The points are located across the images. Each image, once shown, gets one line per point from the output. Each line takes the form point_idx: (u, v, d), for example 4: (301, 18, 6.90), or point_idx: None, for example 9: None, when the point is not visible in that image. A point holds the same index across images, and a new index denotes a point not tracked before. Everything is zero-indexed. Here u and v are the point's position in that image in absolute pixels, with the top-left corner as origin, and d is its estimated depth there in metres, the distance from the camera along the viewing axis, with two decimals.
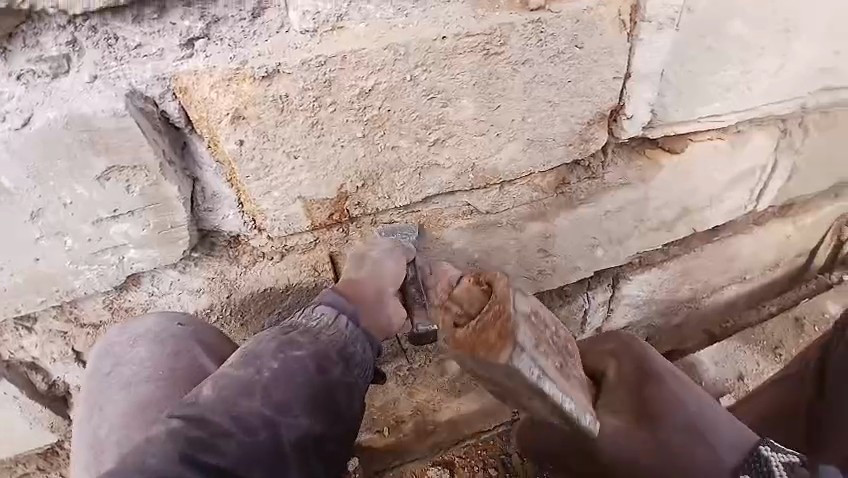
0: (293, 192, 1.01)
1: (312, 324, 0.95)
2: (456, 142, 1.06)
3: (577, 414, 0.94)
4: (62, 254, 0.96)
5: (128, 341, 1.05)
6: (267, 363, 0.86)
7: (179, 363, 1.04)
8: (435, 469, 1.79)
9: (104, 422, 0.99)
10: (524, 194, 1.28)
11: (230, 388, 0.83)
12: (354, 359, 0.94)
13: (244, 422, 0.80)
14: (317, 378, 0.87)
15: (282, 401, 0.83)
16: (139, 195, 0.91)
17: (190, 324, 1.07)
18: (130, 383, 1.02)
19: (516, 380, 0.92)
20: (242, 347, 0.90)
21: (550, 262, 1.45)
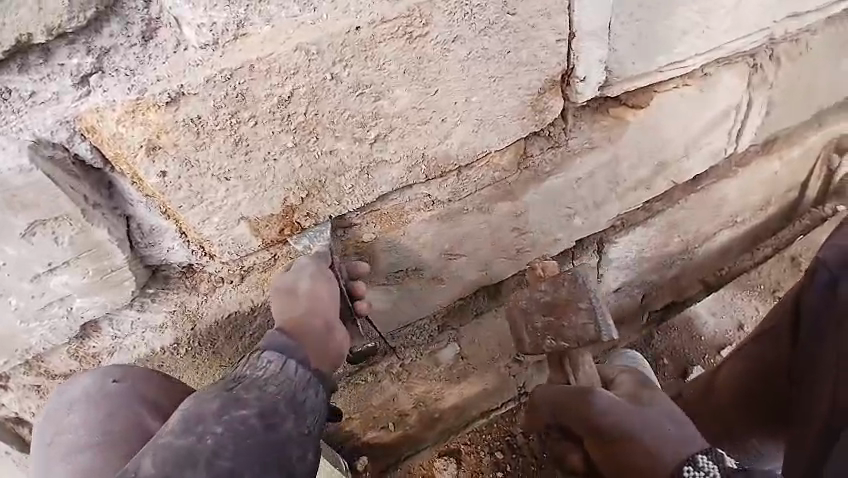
0: (235, 213, 0.96)
1: (259, 374, 0.93)
2: (399, 134, 1.00)
3: (602, 321, 1.19)
4: (9, 315, 0.92)
5: (64, 407, 1.06)
6: (210, 428, 0.84)
7: (114, 422, 1.04)
8: (441, 460, 1.84)
9: None
10: (485, 176, 1.23)
11: (171, 460, 0.80)
12: (307, 406, 0.95)
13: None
14: (265, 436, 0.87)
15: (230, 469, 0.81)
16: (69, 244, 0.87)
17: (126, 377, 1.07)
18: (67, 453, 1.02)
19: (577, 294, 1.20)
20: (181, 411, 0.88)
21: (525, 239, 1.40)
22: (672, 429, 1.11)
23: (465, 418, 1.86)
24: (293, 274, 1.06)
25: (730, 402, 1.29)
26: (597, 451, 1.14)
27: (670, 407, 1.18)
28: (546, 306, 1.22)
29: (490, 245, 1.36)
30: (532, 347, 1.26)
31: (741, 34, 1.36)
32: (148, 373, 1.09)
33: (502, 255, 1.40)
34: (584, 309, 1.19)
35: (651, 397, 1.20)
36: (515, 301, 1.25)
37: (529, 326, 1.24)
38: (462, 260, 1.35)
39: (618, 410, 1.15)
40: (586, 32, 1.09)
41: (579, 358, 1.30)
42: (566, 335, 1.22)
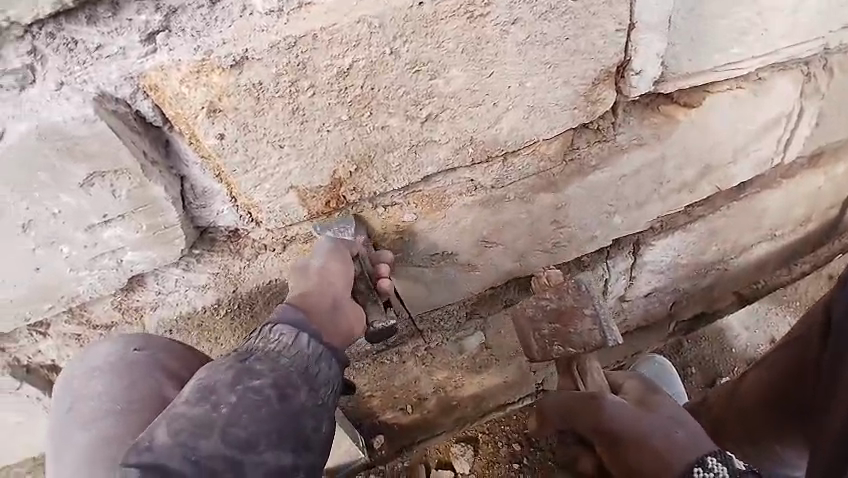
0: (284, 182, 0.98)
1: (271, 348, 0.92)
2: (450, 115, 1.00)
3: (607, 328, 1.22)
4: (62, 262, 0.96)
5: (86, 374, 1.09)
6: (224, 397, 0.84)
7: (136, 391, 1.06)
8: (458, 446, 1.87)
9: (68, 464, 1.00)
10: (529, 165, 1.21)
11: (185, 429, 0.80)
12: (320, 379, 0.92)
13: (206, 466, 0.78)
14: (280, 407, 0.86)
15: (245, 438, 0.81)
16: (126, 197, 0.89)
17: (146, 347, 1.11)
18: (89, 420, 1.03)
19: (579, 302, 1.23)
20: (195, 381, 0.88)
21: (563, 233, 1.39)
22: (679, 432, 1.13)
23: (483, 407, 1.85)
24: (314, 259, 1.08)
25: (751, 408, 1.29)
26: (610, 454, 1.16)
27: (678, 412, 1.19)
28: (552, 314, 1.25)
29: (528, 236, 1.36)
30: (539, 353, 1.29)
31: (798, 40, 1.32)
32: (170, 346, 1.13)
33: (538, 247, 1.39)
34: (587, 319, 1.22)
35: (657, 401, 1.23)
36: (523, 309, 1.28)
37: (536, 333, 1.27)
38: (497, 248, 1.34)
39: (628, 414, 1.16)
40: (645, 25, 1.07)
41: (586, 363, 1.31)
42: (573, 340, 1.24)
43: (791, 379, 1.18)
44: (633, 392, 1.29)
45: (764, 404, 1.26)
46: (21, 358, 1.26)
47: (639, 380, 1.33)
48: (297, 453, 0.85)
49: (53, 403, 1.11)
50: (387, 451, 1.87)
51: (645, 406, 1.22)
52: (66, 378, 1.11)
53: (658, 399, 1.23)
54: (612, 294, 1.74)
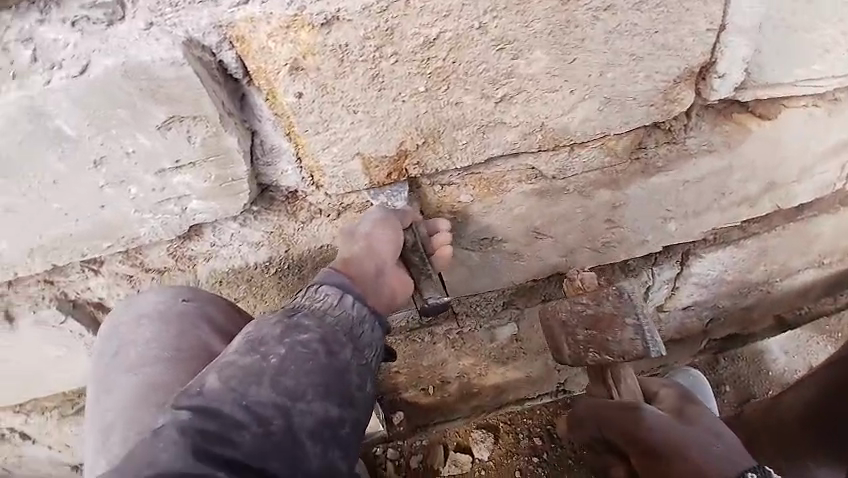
0: (352, 148, 0.99)
1: (316, 306, 0.93)
2: (525, 98, 0.98)
3: (654, 341, 1.19)
4: (128, 202, 0.97)
5: (133, 319, 1.11)
6: (273, 348, 0.85)
7: (185, 341, 1.09)
8: (478, 432, 1.86)
9: (112, 406, 1.04)
10: (595, 158, 1.18)
11: (235, 375, 0.82)
12: (364, 340, 0.93)
13: (254, 412, 0.79)
14: (327, 361, 0.86)
15: (293, 388, 0.82)
16: (200, 145, 0.91)
17: (195, 298, 1.12)
18: (136, 364, 1.07)
19: (618, 309, 1.22)
20: (243, 333, 0.89)
21: (615, 233, 1.36)
22: (718, 445, 1.12)
23: (501, 400, 1.82)
24: (361, 224, 1.08)
25: (788, 422, 1.40)
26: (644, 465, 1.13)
27: (716, 425, 1.19)
28: (588, 320, 1.23)
29: (578, 232, 1.33)
30: (571, 357, 1.26)
31: None
32: (218, 301, 1.14)
33: (587, 245, 1.37)
34: (626, 329, 1.21)
35: (694, 413, 1.22)
36: (556, 312, 1.26)
37: (569, 338, 1.25)
38: (546, 241, 1.33)
39: (664, 425, 1.14)
40: (735, 27, 1.02)
41: (621, 371, 1.27)
42: (611, 348, 1.22)
43: (827, 396, 1.33)
44: (667, 402, 1.29)
45: (800, 421, 1.37)
46: (70, 293, 1.24)
47: (675, 389, 1.32)
48: (343, 407, 0.86)
49: (98, 345, 1.14)
50: (405, 427, 1.86)
51: (682, 416, 1.22)
52: (113, 322, 1.13)
53: (695, 411, 1.23)
54: (651, 303, 1.70)
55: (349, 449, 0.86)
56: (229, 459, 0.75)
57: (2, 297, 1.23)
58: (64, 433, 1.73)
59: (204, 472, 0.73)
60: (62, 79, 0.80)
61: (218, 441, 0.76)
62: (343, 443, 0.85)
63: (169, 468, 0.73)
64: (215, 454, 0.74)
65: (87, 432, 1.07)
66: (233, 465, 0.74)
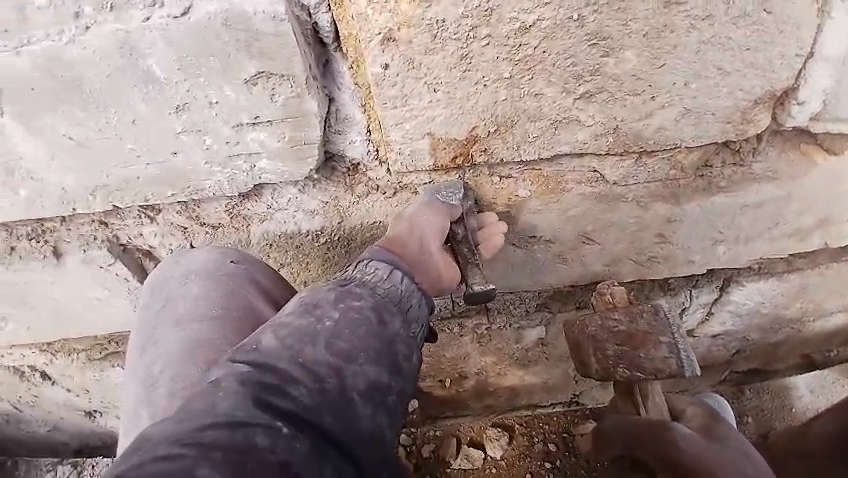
0: (424, 126, 1.00)
1: (367, 278, 0.93)
2: (605, 98, 0.99)
3: (690, 362, 1.08)
4: (200, 152, 1.00)
5: (183, 274, 1.11)
6: (327, 312, 0.86)
7: (232, 301, 1.08)
8: (493, 430, 1.70)
9: (158, 358, 1.04)
10: (660, 169, 1.17)
11: (292, 335, 0.83)
12: (409, 316, 0.92)
13: (310, 369, 0.80)
14: (378, 329, 0.86)
15: (347, 351, 0.83)
16: (282, 105, 0.94)
17: (243, 263, 1.13)
18: (184, 320, 1.06)
19: (654, 327, 1.12)
20: (297, 298, 0.90)
21: (662, 248, 1.31)
22: (749, 468, 1.08)
23: (515, 402, 1.80)
24: (412, 205, 1.09)
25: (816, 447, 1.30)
26: None
27: (749, 446, 1.13)
28: (621, 335, 1.15)
29: (626, 244, 1.29)
30: (599, 373, 1.18)
31: None
32: (264, 267, 1.15)
33: (633, 258, 1.32)
34: (660, 349, 1.10)
35: (727, 434, 1.15)
36: (584, 324, 1.19)
37: (598, 352, 1.16)
38: (595, 248, 1.29)
39: (690, 444, 1.11)
40: (822, 56, 0.98)
41: (649, 386, 1.22)
42: (644, 366, 1.12)
43: None
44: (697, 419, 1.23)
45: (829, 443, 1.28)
46: (121, 237, 1.23)
47: (705, 410, 1.24)
48: (392, 375, 0.85)
49: (143, 299, 1.13)
50: (418, 416, 1.85)
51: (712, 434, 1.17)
52: (159, 277, 1.13)
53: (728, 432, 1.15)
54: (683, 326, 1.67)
55: (394, 419, 0.84)
56: (286, 410, 0.74)
57: (53, 233, 1.21)
58: (86, 378, 1.60)
59: (264, 421, 0.71)
60: (164, 18, 0.83)
61: (275, 393, 0.75)
62: (390, 411, 0.84)
63: (230, 416, 0.71)
64: (274, 403, 0.74)
65: (127, 385, 1.06)
66: (290, 417, 0.74)
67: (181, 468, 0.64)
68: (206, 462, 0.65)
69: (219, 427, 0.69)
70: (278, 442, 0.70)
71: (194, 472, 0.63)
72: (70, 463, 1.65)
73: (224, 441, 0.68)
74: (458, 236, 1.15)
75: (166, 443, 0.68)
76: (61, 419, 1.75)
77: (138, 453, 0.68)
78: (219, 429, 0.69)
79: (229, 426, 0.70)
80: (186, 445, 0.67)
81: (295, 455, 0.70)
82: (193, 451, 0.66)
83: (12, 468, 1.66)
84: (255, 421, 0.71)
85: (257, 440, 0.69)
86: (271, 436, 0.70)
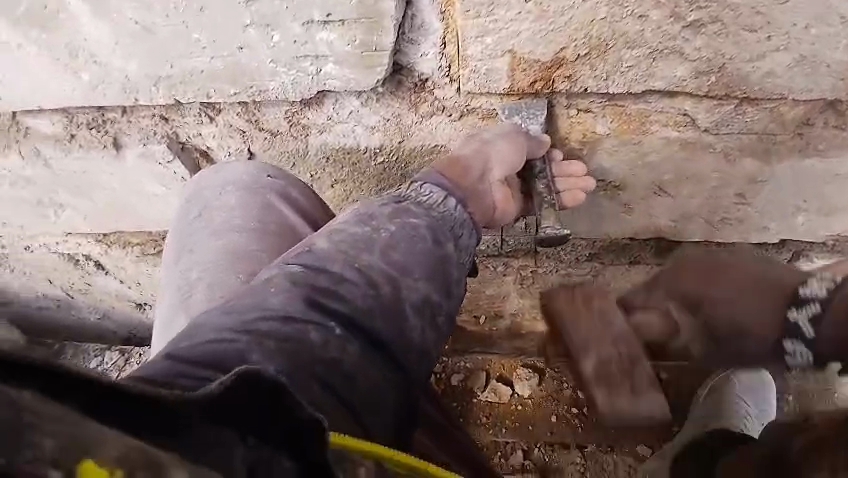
0: (505, 43, 0.93)
1: (423, 199, 0.88)
2: (717, 30, 0.89)
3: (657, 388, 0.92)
4: (265, 50, 0.96)
5: (221, 185, 1.09)
6: (383, 224, 0.81)
7: (268, 216, 1.05)
8: (523, 370, 1.62)
9: (192, 265, 1.02)
10: (759, 121, 1.04)
11: (347, 241, 0.79)
12: (463, 243, 0.87)
13: (365, 273, 0.76)
14: (433, 248, 0.81)
15: (402, 263, 0.78)
16: (357, 3, 0.88)
17: (280, 178, 1.09)
18: (219, 230, 1.04)
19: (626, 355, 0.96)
20: (352, 209, 0.86)
21: (739, 210, 1.20)
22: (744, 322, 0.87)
23: None
24: (490, 132, 1.02)
25: None
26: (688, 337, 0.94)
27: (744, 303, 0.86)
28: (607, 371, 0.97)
29: (702, 201, 1.19)
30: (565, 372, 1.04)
31: None
32: (299, 185, 1.11)
33: (704, 217, 1.21)
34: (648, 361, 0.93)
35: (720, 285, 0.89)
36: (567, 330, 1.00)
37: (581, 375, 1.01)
38: (666, 201, 1.19)
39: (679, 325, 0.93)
40: None
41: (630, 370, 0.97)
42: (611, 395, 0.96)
43: None
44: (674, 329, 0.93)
45: None
46: (180, 135, 1.21)
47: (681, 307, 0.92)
48: (445, 295, 0.81)
49: (180, 206, 1.11)
50: None
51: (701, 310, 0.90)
52: (196, 186, 1.11)
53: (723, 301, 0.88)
54: None
55: (441, 339, 0.80)
56: (340, 311, 0.71)
57: (113, 124, 1.20)
58: (138, 271, 1.66)
59: (317, 318, 0.69)
60: None
61: (326, 293, 0.72)
62: (438, 331, 0.80)
63: (284, 310, 0.69)
64: (325, 303, 0.71)
65: (161, 292, 1.05)
66: (344, 318, 0.71)
67: (232, 351, 0.64)
68: (258, 352, 0.64)
69: (273, 319, 0.68)
70: (329, 341, 0.68)
71: (247, 358, 0.63)
72: (116, 351, 1.75)
73: (276, 332, 0.67)
74: (536, 170, 1.07)
75: (215, 330, 0.68)
76: (113, 309, 1.84)
77: (190, 336, 0.68)
78: (270, 321, 0.68)
79: (279, 319, 0.68)
80: (238, 331, 0.66)
81: (346, 355, 0.69)
82: (244, 338, 0.65)
83: (60, 351, 1.79)
84: (308, 318, 0.69)
85: (310, 335, 0.68)
86: (323, 333, 0.68)
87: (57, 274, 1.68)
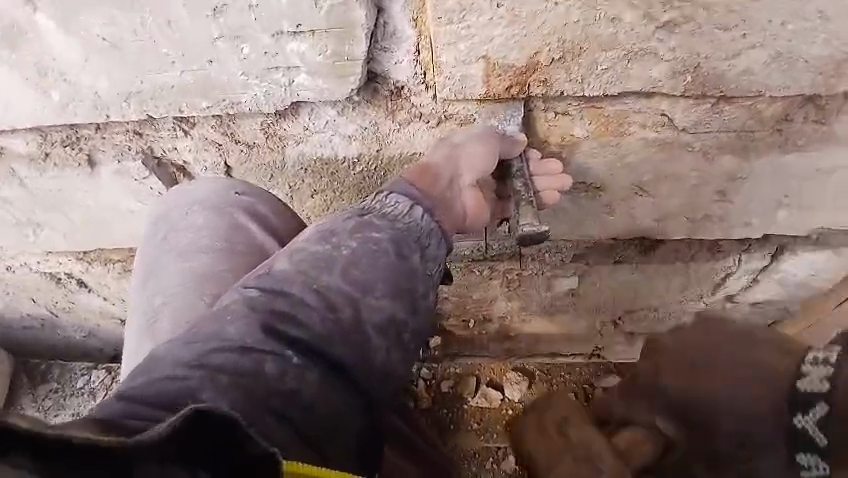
0: (478, 49, 0.92)
1: (388, 210, 0.86)
2: (691, 30, 0.89)
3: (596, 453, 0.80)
4: (236, 62, 0.94)
5: (186, 205, 1.07)
6: (344, 241, 0.80)
7: (235, 236, 1.03)
8: (514, 374, 1.60)
9: (158, 291, 1.00)
10: (736, 119, 1.04)
11: (307, 261, 0.78)
12: (430, 253, 0.85)
13: (324, 295, 0.74)
14: (397, 262, 0.80)
15: (364, 281, 0.77)
16: (327, 13, 0.87)
17: (248, 194, 1.07)
18: (186, 253, 1.02)
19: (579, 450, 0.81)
20: (315, 225, 0.84)
21: (720, 208, 1.20)
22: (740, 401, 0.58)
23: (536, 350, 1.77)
24: (459, 137, 1.01)
25: None
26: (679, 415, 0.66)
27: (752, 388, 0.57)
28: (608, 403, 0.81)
29: (683, 200, 1.18)
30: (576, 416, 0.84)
31: None
32: (272, 202, 1.08)
33: (686, 215, 1.21)
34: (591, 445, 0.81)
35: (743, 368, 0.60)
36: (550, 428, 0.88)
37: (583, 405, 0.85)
38: (648, 201, 1.19)
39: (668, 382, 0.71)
40: None
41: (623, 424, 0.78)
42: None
43: None
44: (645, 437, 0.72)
45: None
46: (155, 150, 1.19)
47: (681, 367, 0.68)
48: (410, 311, 0.79)
49: (146, 228, 1.10)
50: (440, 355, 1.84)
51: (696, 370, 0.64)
52: (162, 208, 1.08)
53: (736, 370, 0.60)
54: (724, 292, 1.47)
55: (409, 355, 0.79)
56: (297, 337, 0.70)
57: (87, 141, 1.18)
58: (121, 288, 1.63)
59: (273, 347, 0.68)
60: None
61: (284, 319, 0.71)
62: (405, 348, 0.79)
63: (239, 341, 0.68)
64: (283, 330, 0.70)
65: (127, 319, 1.03)
66: (302, 345, 0.70)
67: (184, 390, 0.63)
68: (210, 388, 0.63)
69: (229, 350, 0.67)
70: (286, 371, 0.67)
71: (196, 396, 0.63)
72: (104, 369, 1.73)
73: (231, 366, 0.66)
74: (513, 169, 1.05)
75: (171, 365, 0.67)
76: (98, 327, 1.81)
77: (146, 372, 0.67)
78: (226, 353, 0.67)
79: (236, 351, 0.67)
80: (191, 367, 0.65)
81: (305, 385, 0.68)
82: (196, 374, 0.65)
83: (46, 370, 1.76)
84: (263, 347, 0.68)
85: (266, 367, 0.67)
86: (280, 363, 0.67)
87: (39, 294, 1.65)
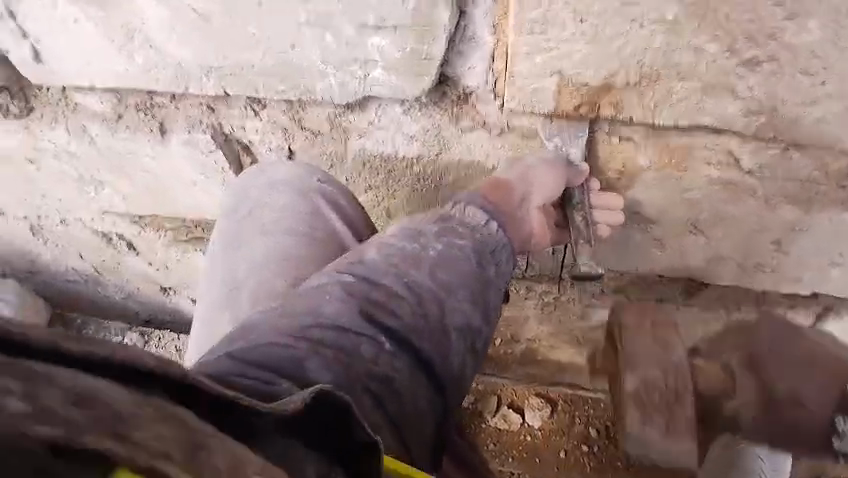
0: (554, 64, 0.93)
1: (467, 219, 0.87)
2: (771, 70, 0.88)
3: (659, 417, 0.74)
4: (317, 50, 0.98)
5: (268, 186, 1.09)
6: (431, 243, 0.81)
7: (315, 224, 1.05)
8: (536, 400, 1.47)
9: (236, 263, 1.03)
10: (804, 167, 1.01)
11: (394, 254, 0.78)
12: (502, 268, 0.85)
13: (414, 291, 0.75)
14: (476, 271, 0.80)
15: (447, 283, 0.77)
16: (413, 10, 0.91)
17: (330, 183, 1.09)
18: (268, 230, 1.04)
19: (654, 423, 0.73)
20: (401, 224, 0.86)
21: (775, 259, 1.13)
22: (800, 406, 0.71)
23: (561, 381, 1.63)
24: (533, 157, 1.02)
25: None
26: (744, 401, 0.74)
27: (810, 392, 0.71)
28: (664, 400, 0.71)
29: (736, 245, 1.13)
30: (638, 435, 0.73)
31: None
32: (347, 193, 1.10)
33: (737, 260, 1.15)
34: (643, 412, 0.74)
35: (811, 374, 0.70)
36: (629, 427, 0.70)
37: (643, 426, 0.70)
38: (700, 240, 1.13)
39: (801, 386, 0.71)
40: None
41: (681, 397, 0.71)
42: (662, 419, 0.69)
43: None
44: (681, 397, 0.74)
45: None
46: (225, 126, 1.23)
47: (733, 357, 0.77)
48: (484, 321, 0.79)
49: (227, 205, 1.12)
50: None
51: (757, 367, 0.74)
52: (242, 187, 1.11)
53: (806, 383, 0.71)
54: None
55: (481, 362, 0.79)
56: (391, 327, 0.70)
57: (161, 109, 1.24)
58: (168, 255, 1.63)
59: (369, 331, 0.69)
60: None
61: (378, 307, 0.71)
62: (476, 357, 0.79)
63: (336, 320, 0.68)
64: (378, 317, 0.70)
65: (203, 286, 1.06)
66: (394, 335, 0.70)
67: (288, 358, 0.63)
68: (316, 359, 0.63)
69: (325, 328, 0.67)
70: (382, 356, 0.67)
71: (304, 365, 0.62)
72: (138, 331, 1.79)
73: (332, 342, 0.66)
74: (574, 200, 1.05)
75: (270, 334, 0.67)
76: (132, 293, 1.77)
77: (243, 338, 0.67)
78: (325, 330, 0.67)
79: (334, 330, 0.67)
80: (294, 338, 0.65)
81: (398, 373, 0.68)
82: (300, 345, 0.65)
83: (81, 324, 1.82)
84: (361, 331, 0.68)
85: (362, 348, 0.67)
86: (375, 347, 0.68)
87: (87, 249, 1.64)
